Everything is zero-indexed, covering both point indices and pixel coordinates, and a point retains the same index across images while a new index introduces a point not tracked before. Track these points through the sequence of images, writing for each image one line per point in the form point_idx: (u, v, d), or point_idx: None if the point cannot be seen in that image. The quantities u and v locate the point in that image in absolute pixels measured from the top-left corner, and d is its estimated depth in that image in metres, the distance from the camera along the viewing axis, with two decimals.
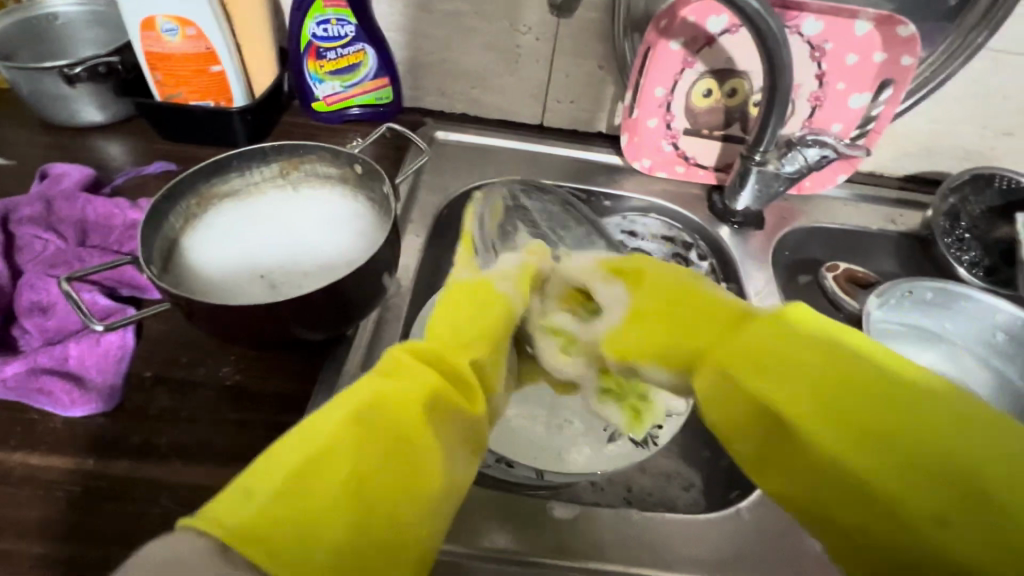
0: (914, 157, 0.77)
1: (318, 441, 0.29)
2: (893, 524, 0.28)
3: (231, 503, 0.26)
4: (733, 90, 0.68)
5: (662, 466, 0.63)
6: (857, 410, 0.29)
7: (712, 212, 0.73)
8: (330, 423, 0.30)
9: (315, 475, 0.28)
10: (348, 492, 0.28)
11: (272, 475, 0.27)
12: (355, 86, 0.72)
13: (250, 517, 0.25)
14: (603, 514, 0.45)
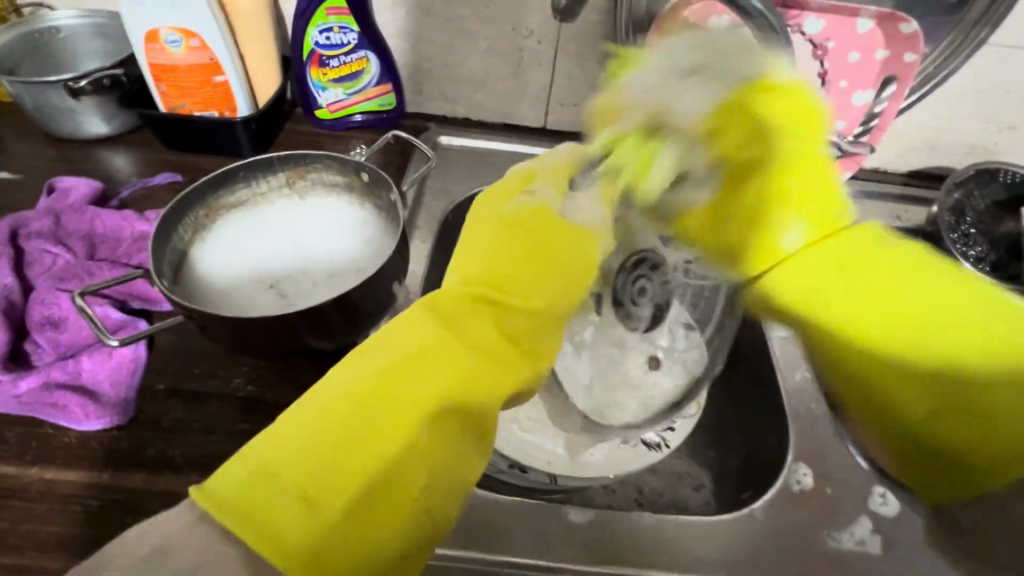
0: (918, 152, 0.77)
1: (350, 431, 0.30)
2: (918, 415, 0.37)
3: (266, 516, 0.28)
4: None
5: (674, 467, 0.63)
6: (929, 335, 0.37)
7: None
8: (349, 416, 0.30)
9: (351, 473, 0.29)
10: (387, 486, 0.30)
11: (305, 480, 0.28)
12: (358, 93, 0.72)
13: (302, 535, 0.27)
14: (617, 518, 0.45)
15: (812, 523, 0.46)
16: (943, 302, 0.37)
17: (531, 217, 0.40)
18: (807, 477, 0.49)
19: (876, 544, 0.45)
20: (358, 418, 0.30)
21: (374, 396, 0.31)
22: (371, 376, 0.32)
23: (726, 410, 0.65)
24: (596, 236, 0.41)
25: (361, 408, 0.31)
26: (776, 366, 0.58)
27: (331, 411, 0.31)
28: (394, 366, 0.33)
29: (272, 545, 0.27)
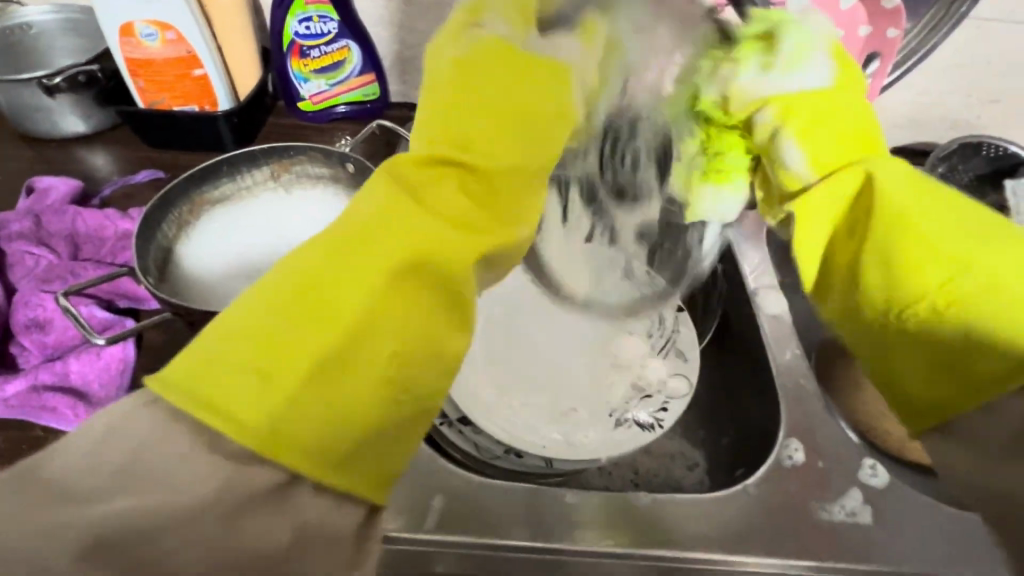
0: (902, 128, 0.78)
1: (297, 304, 0.24)
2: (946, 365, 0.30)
3: (220, 386, 0.23)
4: None
5: (667, 448, 0.64)
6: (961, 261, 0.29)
7: None
8: (307, 281, 0.25)
9: (304, 340, 0.24)
10: (342, 355, 0.24)
11: (261, 351, 0.23)
12: (340, 84, 0.71)
13: (255, 407, 0.22)
14: (611, 499, 0.45)
15: (804, 496, 0.47)
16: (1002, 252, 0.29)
17: (487, 83, 0.30)
18: (798, 452, 0.50)
19: (866, 514, 0.46)
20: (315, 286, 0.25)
21: (320, 272, 0.25)
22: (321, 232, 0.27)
23: (717, 391, 0.66)
24: (569, 114, 0.32)
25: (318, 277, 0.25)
26: (767, 345, 0.59)
27: (283, 282, 0.25)
28: (362, 224, 0.26)
29: (229, 417, 0.22)
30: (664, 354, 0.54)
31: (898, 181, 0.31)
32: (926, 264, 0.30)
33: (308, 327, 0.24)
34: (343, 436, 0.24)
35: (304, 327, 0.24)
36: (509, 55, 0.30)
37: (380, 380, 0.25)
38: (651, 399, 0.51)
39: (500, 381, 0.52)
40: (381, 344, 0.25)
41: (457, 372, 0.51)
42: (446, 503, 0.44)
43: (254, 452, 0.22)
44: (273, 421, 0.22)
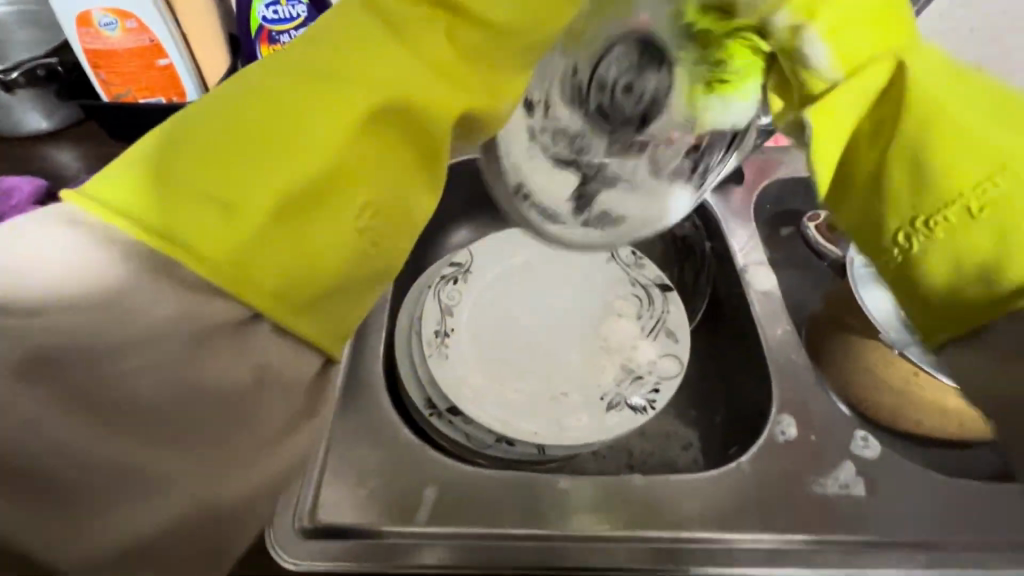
0: None
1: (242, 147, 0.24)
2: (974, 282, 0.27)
3: (174, 216, 0.23)
4: None
5: (662, 428, 0.64)
6: (1009, 165, 0.26)
7: None
8: (270, 108, 0.25)
9: (249, 187, 0.24)
10: (296, 206, 0.25)
11: (214, 185, 0.24)
12: None
13: (208, 245, 0.23)
14: (606, 483, 0.44)
15: (798, 471, 0.47)
16: None
17: None
18: (791, 428, 0.50)
19: (860, 486, 0.46)
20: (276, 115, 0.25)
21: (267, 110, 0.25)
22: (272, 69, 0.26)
23: (710, 368, 0.65)
24: None
25: (279, 107, 0.25)
26: (758, 322, 0.58)
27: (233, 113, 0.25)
28: (310, 68, 0.26)
29: (198, 256, 0.23)
30: (653, 335, 0.54)
31: (923, 77, 0.27)
32: (946, 163, 0.27)
33: (259, 171, 0.24)
34: (314, 278, 0.25)
35: (254, 171, 0.24)
36: None
37: (345, 237, 0.26)
38: (643, 381, 0.50)
39: (489, 370, 0.52)
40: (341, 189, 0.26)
41: (446, 362, 0.51)
42: (438, 494, 0.43)
43: (211, 280, 0.24)
44: (242, 259, 0.24)
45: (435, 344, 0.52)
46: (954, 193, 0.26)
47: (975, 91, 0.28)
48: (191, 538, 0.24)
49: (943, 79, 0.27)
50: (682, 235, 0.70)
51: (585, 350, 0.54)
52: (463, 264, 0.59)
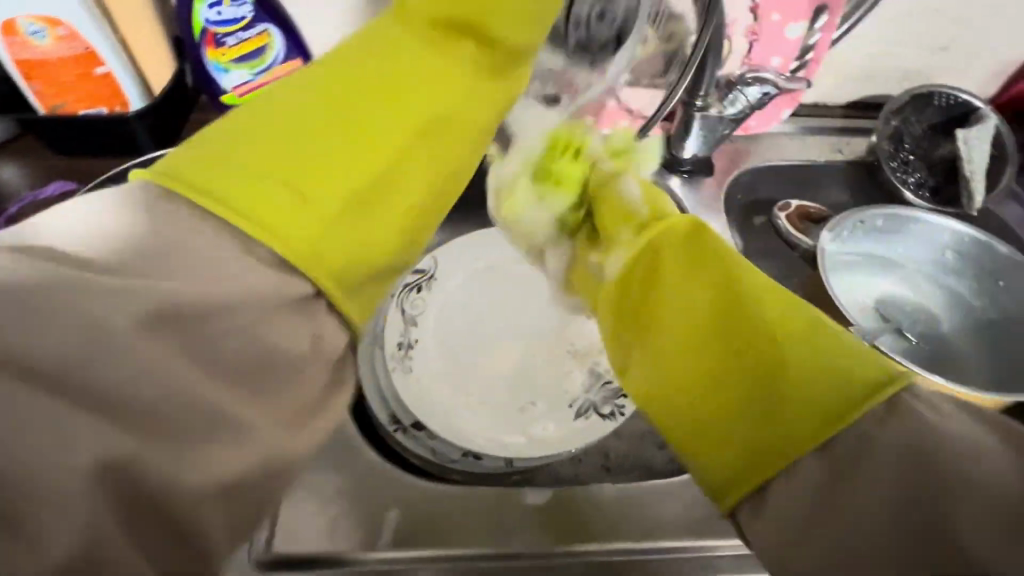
0: (856, 82, 0.76)
1: (317, 143, 0.32)
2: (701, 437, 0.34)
3: (252, 196, 0.29)
4: (671, 34, 0.64)
5: (636, 428, 0.63)
6: (725, 366, 0.34)
7: (665, 166, 0.72)
8: (340, 123, 0.33)
9: (322, 176, 0.31)
10: (359, 193, 0.32)
11: (294, 169, 0.31)
12: (264, 73, 0.66)
13: (285, 218, 0.29)
14: (575, 494, 0.44)
15: None
16: (750, 355, 0.33)
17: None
18: None
19: None
20: (343, 127, 0.33)
21: (339, 120, 0.33)
22: (341, 87, 0.35)
23: None
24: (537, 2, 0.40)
25: (345, 121, 0.33)
26: None
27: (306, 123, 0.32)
28: (373, 89, 0.35)
29: (265, 228, 0.29)
30: None
31: (685, 297, 0.36)
32: (698, 351, 0.35)
33: (328, 166, 0.32)
34: (362, 256, 0.32)
35: (326, 166, 0.32)
36: None
37: (396, 218, 0.34)
38: (612, 386, 0.49)
39: (456, 382, 0.50)
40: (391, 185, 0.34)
41: (409, 375, 0.49)
42: (403, 513, 0.42)
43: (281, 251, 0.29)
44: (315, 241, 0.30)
45: (399, 357, 0.50)
46: (697, 371, 0.34)
47: (734, 285, 0.35)
48: (237, 504, 0.25)
49: (670, 271, 0.37)
50: None
51: (553, 355, 0.52)
52: (427, 271, 0.57)
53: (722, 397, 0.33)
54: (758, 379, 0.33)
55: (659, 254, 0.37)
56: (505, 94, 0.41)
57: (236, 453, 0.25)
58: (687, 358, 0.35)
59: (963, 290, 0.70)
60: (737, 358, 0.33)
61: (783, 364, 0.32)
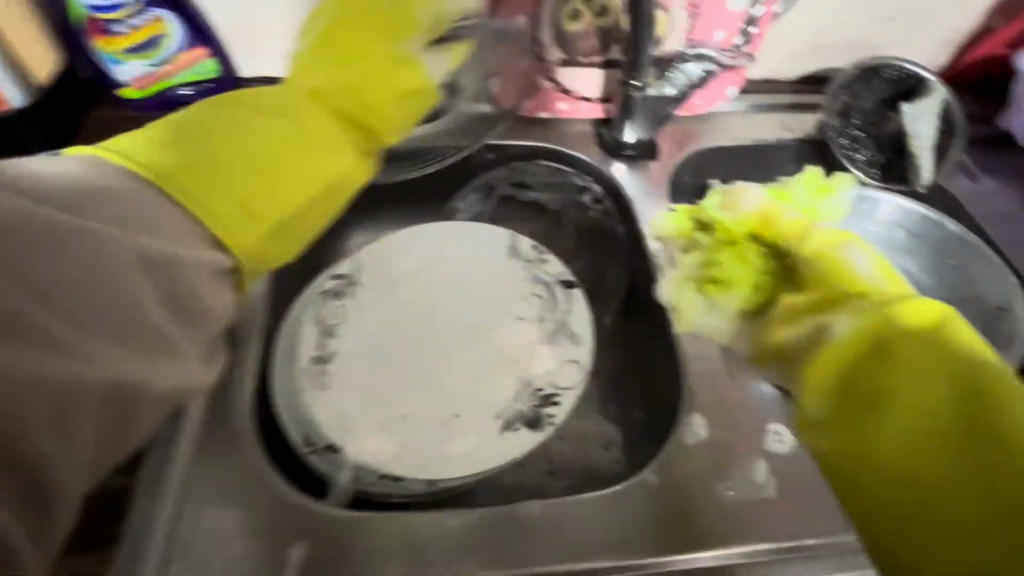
0: (805, 56, 0.73)
1: (231, 120, 0.40)
2: (945, 528, 0.32)
3: (154, 153, 0.35)
4: (603, 7, 0.61)
5: (582, 428, 0.61)
6: (918, 409, 0.34)
7: (608, 150, 0.67)
8: (248, 140, 0.39)
9: (223, 145, 0.38)
10: (253, 163, 0.38)
11: (203, 137, 0.38)
12: (164, 63, 0.61)
13: (173, 173, 0.35)
14: (501, 515, 0.41)
15: (704, 478, 0.44)
16: (918, 416, 0.34)
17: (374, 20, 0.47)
18: (700, 429, 0.47)
19: (767, 489, 0.44)
20: (251, 145, 0.39)
21: (257, 106, 0.42)
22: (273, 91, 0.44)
23: (629, 360, 0.63)
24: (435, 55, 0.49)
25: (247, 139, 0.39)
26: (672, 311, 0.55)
27: (217, 147, 0.38)
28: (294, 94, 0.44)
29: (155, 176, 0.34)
30: (556, 340, 0.50)
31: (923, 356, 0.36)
32: (944, 418, 0.34)
33: (233, 139, 0.39)
34: (240, 218, 0.36)
35: (231, 140, 0.39)
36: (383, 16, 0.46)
37: (281, 190, 0.39)
38: (542, 393, 0.46)
39: (376, 397, 0.47)
40: (313, 181, 0.41)
41: (324, 393, 0.46)
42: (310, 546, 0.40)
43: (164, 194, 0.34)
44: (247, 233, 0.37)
45: (313, 374, 0.47)
46: (904, 406, 0.35)
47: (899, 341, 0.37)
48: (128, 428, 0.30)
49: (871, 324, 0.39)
50: (594, 219, 0.67)
51: (483, 363, 0.49)
52: (348, 276, 0.53)
53: (949, 448, 0.33)
54: (933, 441, 0.34)
55: (884, 298, 0.42)
56: (394, 112, 0.47)
57: (168, 362, 0.31)
58: (900, 400, 0.35)
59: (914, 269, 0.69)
60: (896, 403, 0.35)
61: (916, 404, 0.35)
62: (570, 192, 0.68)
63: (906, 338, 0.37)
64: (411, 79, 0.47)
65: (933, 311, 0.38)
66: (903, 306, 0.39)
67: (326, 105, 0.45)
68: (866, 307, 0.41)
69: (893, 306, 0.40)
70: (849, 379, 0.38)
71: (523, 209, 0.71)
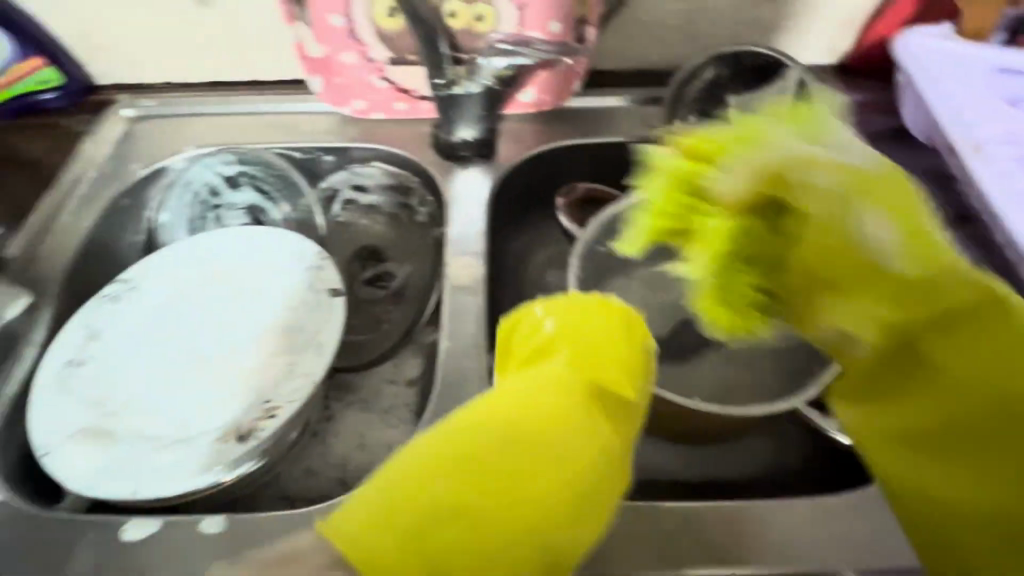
0: (674, 44, 0.68)
1: (478, 486, 0.30)
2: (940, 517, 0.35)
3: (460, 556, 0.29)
4: (451, 11, 0.61)
5: (385, 438, 0.60)
6: (891, 368, 0.35)
7: (441, 152, 0.65)
8: (439, 467, 0.31)
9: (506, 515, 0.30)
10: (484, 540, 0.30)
11: (465, 498, 0.30)
12: (3, 74, 0.64)
13: (457, 476, 0.31)
14: (186, 521, 0.41)
15: None
16: (945, 395, 0.33)
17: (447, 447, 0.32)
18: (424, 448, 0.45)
19: None
20: (461, 469, 0.31)
21: (477, 464, 0.31)
22: (444, 434, 0.33)
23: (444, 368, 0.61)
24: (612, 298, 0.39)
25: (430, 486, 0.30)
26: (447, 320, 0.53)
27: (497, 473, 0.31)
28: (470, 449, 0.31)
29: None
30: (303, 351, 0.50)
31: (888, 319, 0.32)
32: (875, 366, 0.35)
33: (484, 456, 0.31)
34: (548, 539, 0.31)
35: (498, 483, 0.31)
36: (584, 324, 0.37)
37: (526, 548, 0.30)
38: (266, 405, 0.47)
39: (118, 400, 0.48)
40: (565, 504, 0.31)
41: (68, 393, 0.48)
42: None
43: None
44: (482, 518, 0.30)
45: (61, 377, 0.49)
46: (965, 379, 0.33)
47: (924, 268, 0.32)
48: None
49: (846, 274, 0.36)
50: (420, 222, 0.68)
51: (228, 374, 0.49)
52: (132, 282, 0.54)
53: (930, 454, 0.35)
54: (921, 424, 0.34)
55: (832, 216, 0.31)
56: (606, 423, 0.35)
57: None
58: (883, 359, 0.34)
59: None
60: (909, 370, 0.34)
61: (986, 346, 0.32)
62: (403, 196, 0.68)
63: (937, 291, 0.32)
64: (540, 405, 0.33)
65: (865, 260, 0.32)
66: (928, 229, 0.32)
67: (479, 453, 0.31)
68: (891, 232, 0.31)
69: (945, 269, 0.32)
70: (864, 360, 0.35)
71: (365, 212, 0.70)
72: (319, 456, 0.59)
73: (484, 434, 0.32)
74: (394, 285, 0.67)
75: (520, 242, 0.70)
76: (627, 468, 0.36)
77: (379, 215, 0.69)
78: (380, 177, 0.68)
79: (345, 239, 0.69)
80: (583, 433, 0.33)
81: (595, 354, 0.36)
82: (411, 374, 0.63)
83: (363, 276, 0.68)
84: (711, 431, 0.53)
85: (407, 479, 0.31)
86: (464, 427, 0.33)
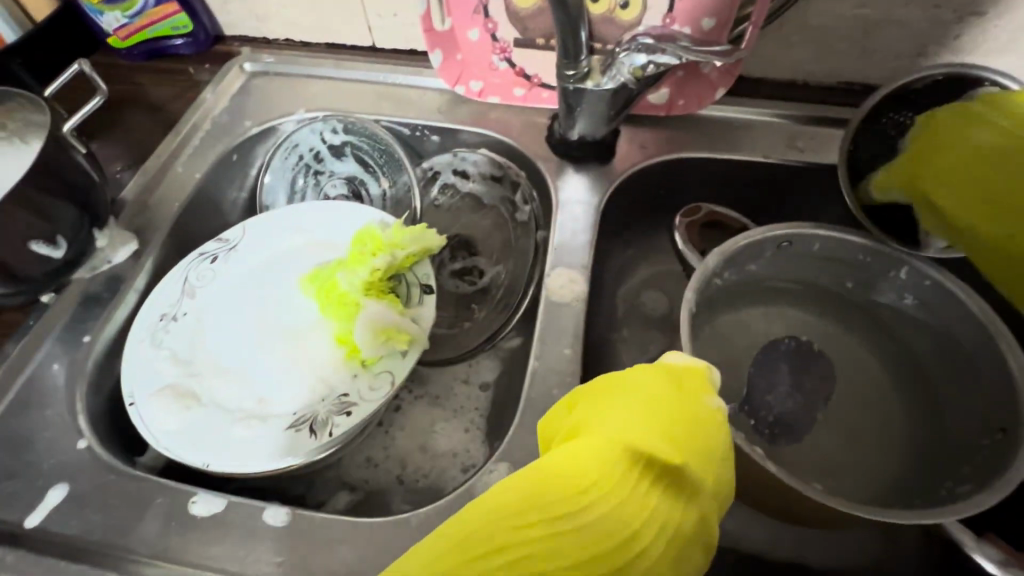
0: (843, 57, 0.58)
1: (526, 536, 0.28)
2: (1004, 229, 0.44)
3: None
4: None
5: (450, 443, 0.56)
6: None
7: (555, 146, 0.60)
8: (495, 518, 0.29)
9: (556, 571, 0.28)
10: None
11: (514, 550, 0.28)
12: (139, 16, 0.64)
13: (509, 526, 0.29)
14: (251, 506, 0.40)
15: None
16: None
17: (502, 498, 0.30)
18: None
19: None
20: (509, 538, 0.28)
21: (532, 514, 0.29)
22: (501, 481, 0.31)
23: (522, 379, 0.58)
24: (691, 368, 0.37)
25: (491, 537, 0.28)
26: (541, 339, 0.50)
27: (551, 527, 0.29)
28: (526, 496, 0.30)
29: None
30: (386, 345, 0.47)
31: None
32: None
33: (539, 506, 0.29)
34: None
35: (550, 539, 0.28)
36: (673, 390, 0.34)
37: None
38: (343, 400, 0.45)
39: (202, 364, 0.48)
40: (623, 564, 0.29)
41: (158, 348, 0.48)
42: (67, 495, 0.41)
43: None
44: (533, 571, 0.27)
45: (155, 330, 0.48)
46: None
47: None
48: None
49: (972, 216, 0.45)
50: (521, 221, 0.63)
51: (313, 359, 0.47)
52: (230, 242, 0.53)
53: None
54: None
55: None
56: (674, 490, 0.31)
57: None
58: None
59: (919, 352, 0.52)
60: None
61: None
62: (506, 189, 0.64)
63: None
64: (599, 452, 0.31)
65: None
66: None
67: (534, 503, 0.29)
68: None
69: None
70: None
71: (464, 200, 0.66)
72: (381, 447, 0.57)
73: (542, 487, 0.30)
74: (483, 282, 0.64)
75: (623, 255, 0.65)
76: (697, 544, 0.32)
77: (479, 206, 0.66)
78: (483, 163, 0.64)
79: (437, 223, 0.66)
80: (644, 500, 0.30)
81: (649, 408, 0.33)
82: (485, 379, 0.59)
83: (451, 267, 0.64)
84: (821, 521, 0.46)
85: (459, 523, 0.29)
86: (523, 473, 0.31)
